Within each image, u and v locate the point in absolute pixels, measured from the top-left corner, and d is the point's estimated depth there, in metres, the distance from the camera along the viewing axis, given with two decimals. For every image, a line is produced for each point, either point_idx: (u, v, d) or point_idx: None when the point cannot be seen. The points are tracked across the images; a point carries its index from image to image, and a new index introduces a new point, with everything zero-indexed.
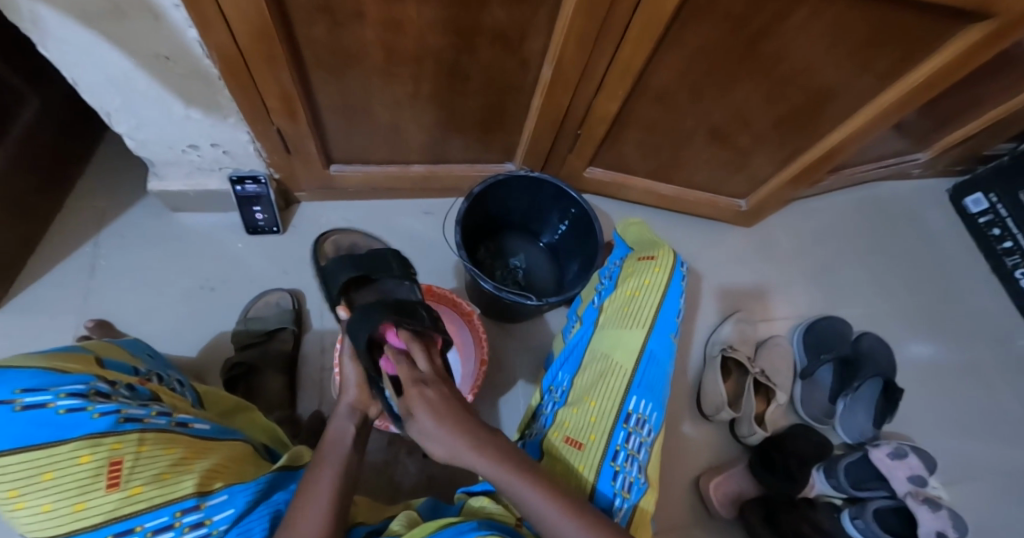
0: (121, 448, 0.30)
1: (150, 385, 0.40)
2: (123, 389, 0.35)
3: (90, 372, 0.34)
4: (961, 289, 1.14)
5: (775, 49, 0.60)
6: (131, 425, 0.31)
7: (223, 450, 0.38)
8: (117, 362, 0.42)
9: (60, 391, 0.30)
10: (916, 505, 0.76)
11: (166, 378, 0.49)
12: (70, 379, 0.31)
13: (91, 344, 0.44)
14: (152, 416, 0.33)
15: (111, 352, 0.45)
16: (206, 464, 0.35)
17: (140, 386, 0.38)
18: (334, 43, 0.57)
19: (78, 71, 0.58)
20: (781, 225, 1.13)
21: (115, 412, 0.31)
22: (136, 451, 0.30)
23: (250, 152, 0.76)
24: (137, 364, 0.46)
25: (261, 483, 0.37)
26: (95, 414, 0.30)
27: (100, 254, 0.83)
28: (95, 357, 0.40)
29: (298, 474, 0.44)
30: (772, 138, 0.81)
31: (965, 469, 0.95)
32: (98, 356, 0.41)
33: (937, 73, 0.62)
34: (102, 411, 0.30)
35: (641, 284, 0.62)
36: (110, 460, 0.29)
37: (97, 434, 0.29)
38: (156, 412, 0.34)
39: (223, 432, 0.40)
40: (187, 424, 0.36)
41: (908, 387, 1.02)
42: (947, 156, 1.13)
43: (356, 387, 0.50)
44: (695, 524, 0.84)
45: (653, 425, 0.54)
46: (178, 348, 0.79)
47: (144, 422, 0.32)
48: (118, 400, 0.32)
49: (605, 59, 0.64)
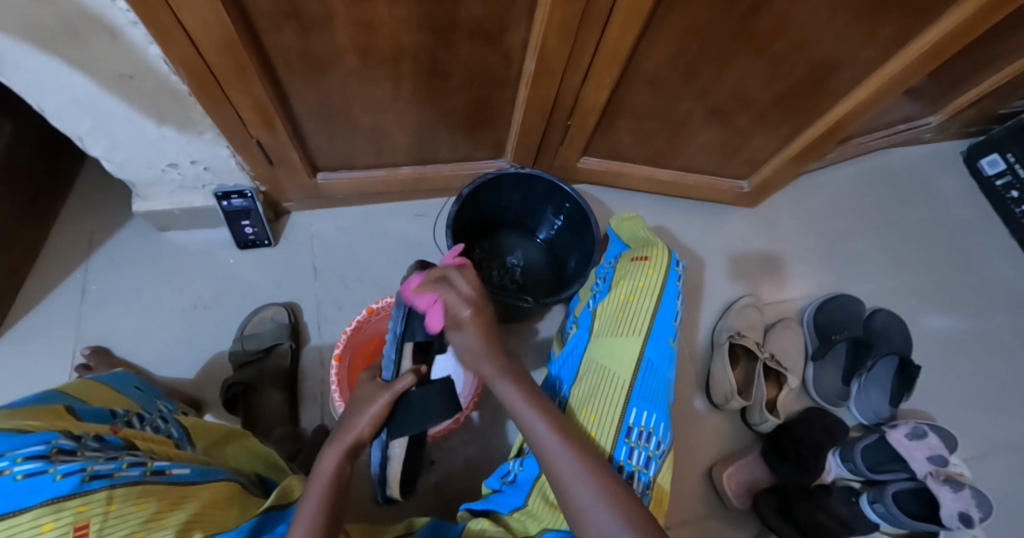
0: (87, 511, 0.28)
1: (124, 431, 0.40)
2: (91, 441, 0.35)
3: (54, 429, 0.33)
4: (978, 257, 1.09)
5: (768, 24, 0.56)
6: (98, 483, 0.30)
7: (203, 495, 0.37)
8: (92, 409, 0.43)
9: (16, 455, 0.28)
10: (938, 487, 0.73)
11: (148, 417, 0.48)
12: (27, 440, 0.30)
13: (69, 387, 0.44)
14: (123, 469, 0.32)
15: (89, 393, 0.46)
16: (182, 515, 0.34)
17: (111, 435, 0.38)
18: (305, 49, 0.54)
19: (43, 97, 0.56)
20: (786, 201, 1.09)
21: (78, 472, 0.29)
22: (104, 511, 0.29)
23: (232, 167, 0.74)
24: (115, 406, 0.46)
25: (245, 529, 0.37)
26: (57, 477, 0.28)
27: (91, 280, 0.82)
28: (66, 407, 0.40)
29: (285, 512, 0.43)
30: (771, 117, 0.77)
31: (988, 445, 0.93)
32: (71, 405, 0.41)
33: (947, 34, 0.58)
34: (65, 472, 0.29)
35: (635, 287, 0.60)
36: (76, 525, 0.27)
37: (60, 498, 0.27)
38: (126, 465, 0.33)
39: (204, 475, 0.40)
40: (163, 471, 0.36)
41: (926, 362, 0.98)
42: (960, 117, 1.07)
43: (371, 422, 0.47)
44: (710, 515, 0.83)
45: (660, 436, 0.53)
46: (175, 370, 0.78)
47: (113, 477, 0.31)
48: (83, 457, 0.32)
49: (590, 46, 0.60)
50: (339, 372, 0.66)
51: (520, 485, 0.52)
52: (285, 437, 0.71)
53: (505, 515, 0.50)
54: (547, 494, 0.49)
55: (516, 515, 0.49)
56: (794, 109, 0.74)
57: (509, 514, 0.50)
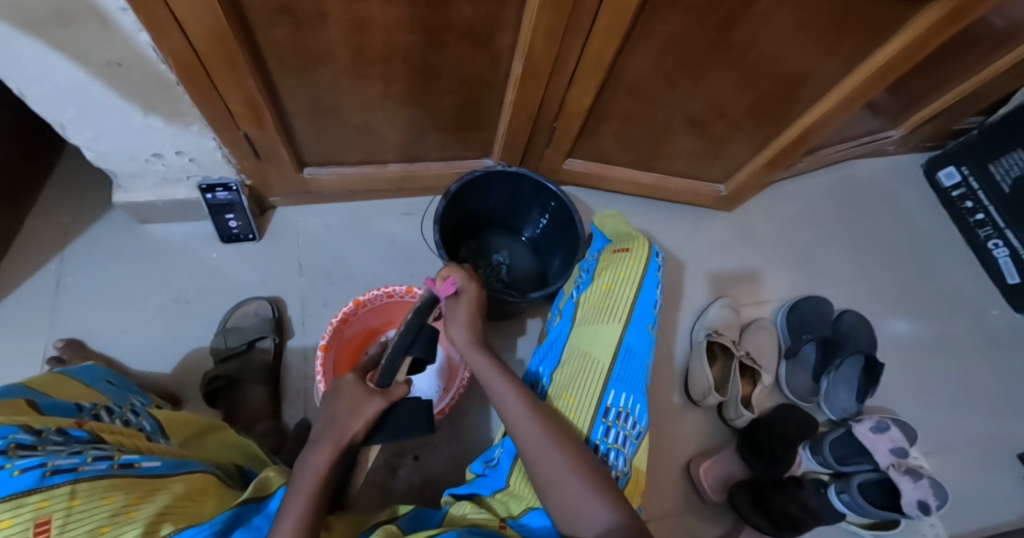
0: (48, 506, 0.25)
1: (89, 425, 0.36)
2: (53, 435, 0.32)
3: (13, 422, 0.30)
4: (935, 264, 1.16)
5: (744, 37, 0.60)
6: (61, 478, 0.26)
7: (176, 487, 0.34)
8: (56, 403, 0.40)
9: None
10: (899, 477, 0.77)
11: (117, 411, 0.45)
12: None
13: (33, 381, 0.41)
14: (88, 463, 0.29)
15: (54, 387, 0.43)
16: (153, 508, 0.31)
17: (75, 429, 0.34)
18: (299, 44, 0.55)
19: (24, 80, 0.55)
20: (760, 207, 1.14)
21: (39, 466, 0.26)
22: (67, 507, 0.26)
23: (218, 160, 0.74)
24: (82, 400, 0.43)
25: (219, 522, 0.34)
26: (15, 472, 0.25)
27: (66, 272, 0.80)
28: (28, 401, 0.37)
29: (266, 505, 0.40)
30: (747, 124, 0.81)
31: (946, 441, 0.98)
32: (32, 400, 0.38)
33: (905, 52, 0.62)
34: (24, 467, 0.26)
35: (616, 278, 0.63)
36: (36, 521, 0.25)
37: (18, 493, 0.24)
38: (91, 458, 0.30)
39: (178, 467, 0.37)
40: (132, 465, 0.32)
41: (888, 362, 1.04)
42: (920, 132, 1.14)
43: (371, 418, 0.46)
44: (686, 510, 0.86)
45: (636, 417, 0.55)
46: (153, 365, 0.77)
47: (77, 471, 0.28)
48: (45, 451, 0.29)
49: (576, 51, 0.63)
50: (324, 364, 0.66)
51: (500, 467, 0.54)
52: (268, 431, 0.70)
53: (488, 497, 0.52)
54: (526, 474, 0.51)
55: (499, 496, 0.51)
56: (768, 117, 0.78)
57: (492, 496, 0.52)
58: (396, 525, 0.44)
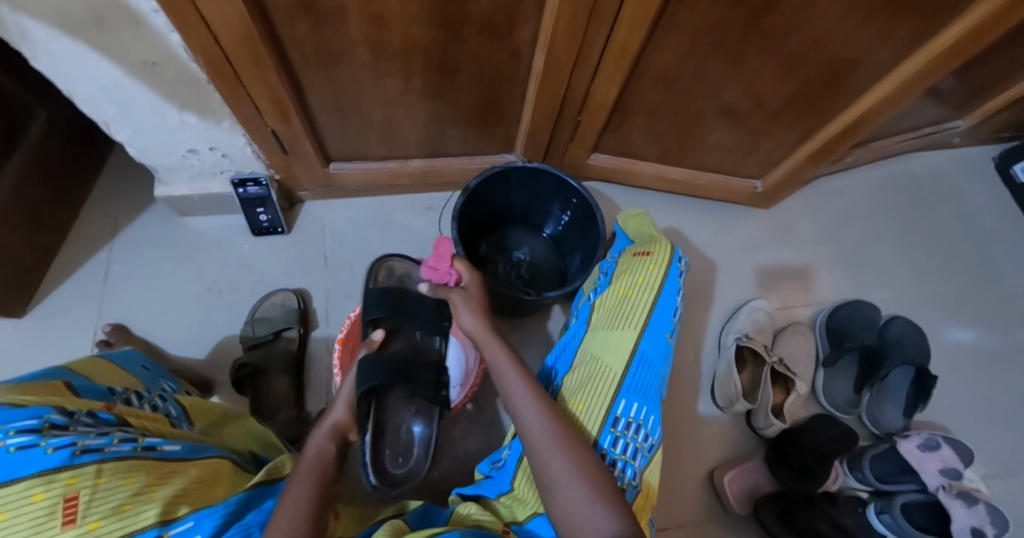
0: (77, 483, 0.27)
1: (118, 409, 0.38)
2: (84, 416, 0.33)
3: (48, 403, 0.32)
4: (1004, 268, 1.05)
5: (784, 22, 0.55)
6: (88, 457, 0.28)
7: (193, 471, 0.36)
8: (92, 386, 0.42)
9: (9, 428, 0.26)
10: (949, 500, 0.70)
11: (147, 396, 0.47)
12: (23, 413, 0.28)
13: (76, 365, 0.44)
14: (113, 444, 0.31)
15: (93, 371, 0.46)
16: (171, 489, 0.32)
17: (104, 412, 0.36)
18: (319, 41, 0.55)
19: (72, 80, 0.59)
20: (802, 203, 1.07)
21: (70, 445, 0.27)
22: (93, 484, 0.27)
23: (248, 155, 0.77)
24: (115, 384, 0.46)
25: (233, 503, 0.36)
26: (49, 450, 0.26)
27: (114, 260, 0.86)
28: (65, 382, 0.39)
29: (276, 488, 0.43)
30: (787, 115, 0.75)
31: (1009, 462, 0.89)
32: (70, 381, 0.40)
33: (974, 32, 0.56)
34: (56, 445, 0.27)
35: (634, 283, 0.61)
36: (65, 496, 0.26)
37: (50, 470, 0.26)
38: (117, 440, 0.32)
39: (196, 451, 0.38)
40: (154, 447, 0.34)
41: (944, 373, 0.95)
42: (991, 122, 1.03)
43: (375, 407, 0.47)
44: (708, 519, 0.82)
45: (649, 430, 0.52)
46: (189, 350, 0.81)
47: (103, 452, 0.29)
48: (75, 432, 0.30)
49: (601, 41, 0.60)
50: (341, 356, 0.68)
51: (506, 469, 0.53)
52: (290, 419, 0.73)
53: (492, 500, 0.52)
54: (530, 478, 0.49)
55: (503, 500, 0.51)
56: (811, 107, 0.73)
57: (497, 499, 0.51)
58: (403, 520, 0.46)
